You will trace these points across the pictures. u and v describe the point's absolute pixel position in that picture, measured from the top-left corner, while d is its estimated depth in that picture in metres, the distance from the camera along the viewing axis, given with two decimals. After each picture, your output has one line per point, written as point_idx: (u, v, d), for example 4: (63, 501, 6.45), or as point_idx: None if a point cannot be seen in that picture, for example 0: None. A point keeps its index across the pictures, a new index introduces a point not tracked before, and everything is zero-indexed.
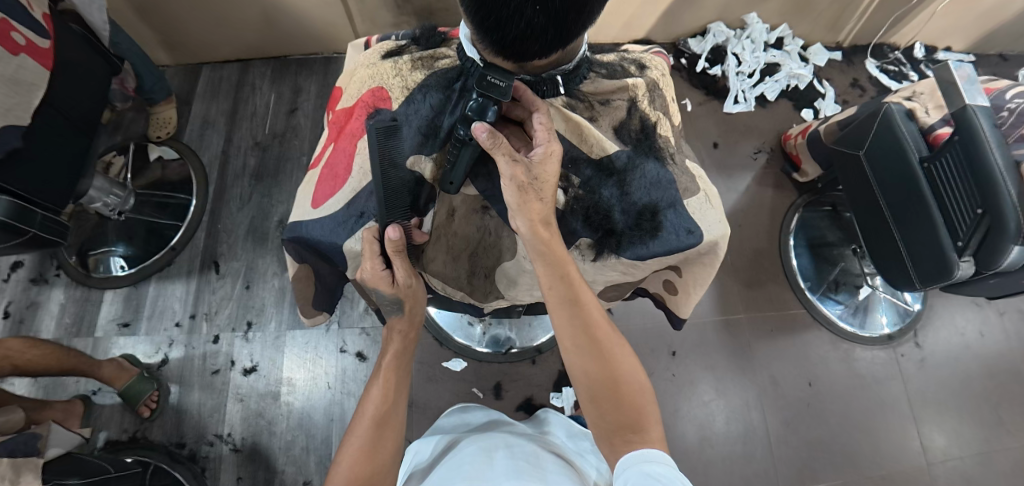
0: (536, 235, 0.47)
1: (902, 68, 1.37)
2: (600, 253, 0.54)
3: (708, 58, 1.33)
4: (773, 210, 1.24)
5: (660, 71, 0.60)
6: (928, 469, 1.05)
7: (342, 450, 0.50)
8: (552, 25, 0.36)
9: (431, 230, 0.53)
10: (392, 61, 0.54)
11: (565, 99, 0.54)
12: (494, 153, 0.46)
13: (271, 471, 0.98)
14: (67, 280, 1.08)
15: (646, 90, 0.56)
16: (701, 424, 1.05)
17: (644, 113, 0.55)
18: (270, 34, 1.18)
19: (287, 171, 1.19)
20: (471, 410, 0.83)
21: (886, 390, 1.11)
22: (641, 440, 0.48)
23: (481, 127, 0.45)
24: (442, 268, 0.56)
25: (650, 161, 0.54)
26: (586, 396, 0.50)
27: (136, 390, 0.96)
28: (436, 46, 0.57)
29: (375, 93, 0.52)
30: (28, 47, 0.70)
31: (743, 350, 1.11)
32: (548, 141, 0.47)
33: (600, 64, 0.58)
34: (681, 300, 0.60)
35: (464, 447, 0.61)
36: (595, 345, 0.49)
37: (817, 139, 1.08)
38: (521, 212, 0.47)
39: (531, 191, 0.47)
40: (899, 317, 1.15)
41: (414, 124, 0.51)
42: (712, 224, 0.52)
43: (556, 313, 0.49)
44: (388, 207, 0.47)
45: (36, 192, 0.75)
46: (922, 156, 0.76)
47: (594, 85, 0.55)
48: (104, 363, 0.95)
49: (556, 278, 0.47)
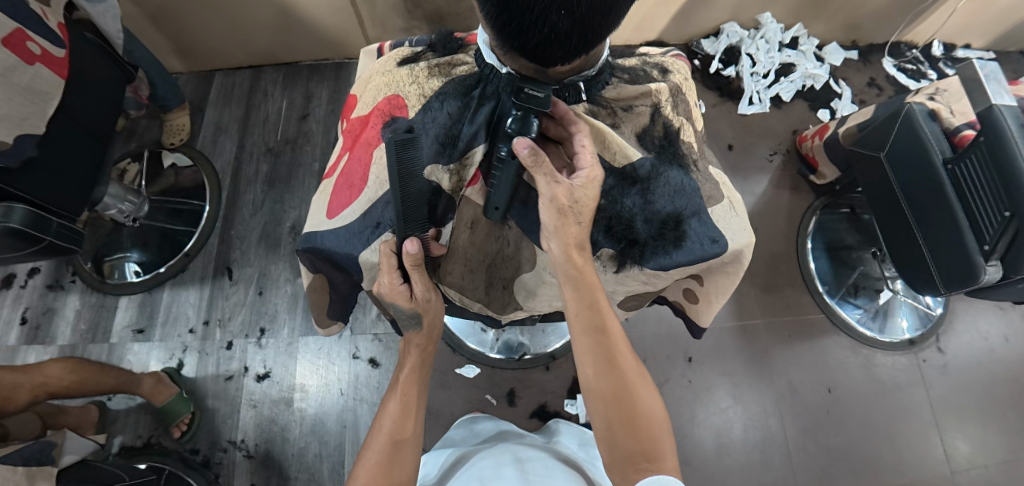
0: (570, 258, 0.48)
1: (920, 66, 1.35)
2: (622, 263, 0.53)
3: (722, 59, 1.32)
4: (789, 212, 1.22)
5: (683, 75, 0.58)
6: (951, 477, 1.02)
7: (359, 465, 0.50)
8: (577, 29, 0.35)
9: (448, 242, 0.53)
10: (408, 68, 0.53)
11: (587, 106, 0.53)
12: (535, 171, 0.45)
13: (284, 477, 0.98)
14: (82, 287, 1.09)
15: (670, 94, 0.55)
16: (718, 431, 1.03)
17: (667, 118, 0.54)
18: (282, 40, 1.18)
19: (299, 177, 1.19)
20: (479, 421, 0.82)
21: (908, 396, 1.08)
22: (656, 469, 0.45)
23: (523, 143, 0.43)
24: (459, 279, 0.56)
25: (674, 169, 0.53)
26: (601, 423, 0.49)
27: (172, 409, 0.96)
28: (453, 52, 0.56)
29: (391, 101, 0.52)
30: (43, 56, 0.70)
31: (760, 355, 1.09)
32: (592, 165, 0.48)
33: (623, 69, 0.57)
34: (702, 309, 0.59)
35: (474, 462, 0.60)
36: (618, 372, 0.49)
37: (835, 141, 1.06)
38: (557, 236, 0.48)
39: (571, 214, 0.47)
40: (920, 322, 1.12)
41: (431, 132, 0.50)
42: (736, 232, 0.51)
43: (580, 338, 0.49)
44: (407, 219, 0.45)
45: (50, 199, 0.75)
46: (946, 156, 0.74)
47: (616, 91, 0.54)
48: (143, 377, 0.95)
49: (585, 304, 0.48)
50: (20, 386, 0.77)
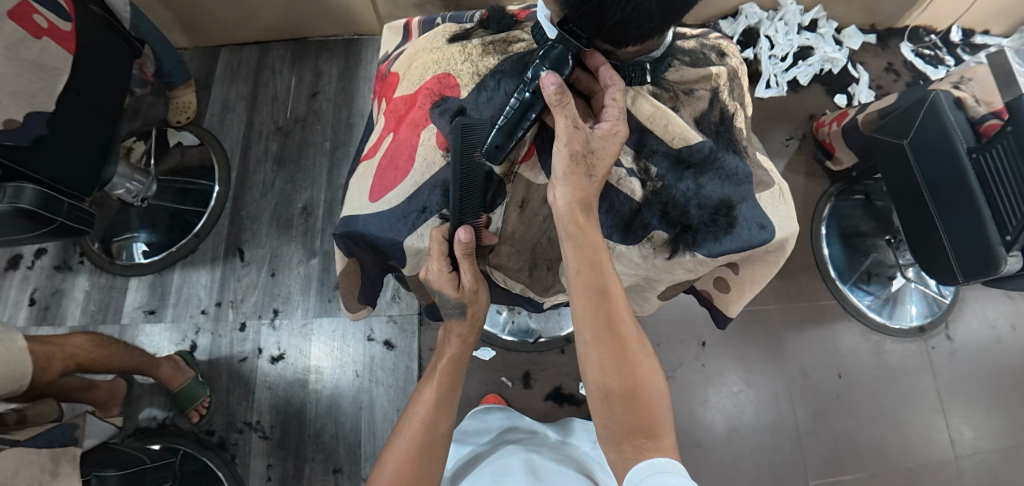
0: (574, 215, 0.45)
1: (938, 52, 1.32)
2: (675, 250, 0.51)
3: (740, 40, 1.29)
4: (805, 198, 1.21)
5: (738, 59, 0.57)
6: (954, 463, 1.04)
7: (388, 450, 0.50)
8: (659, 10, 0.35)
9: (498, 231, 0.52)
10: (460, 45, 0.51)
11: (651, 87, 0.51)
12: (556, 112, 0.43)
13: (300, 459, 0.98)
14: (90, 267, 1.07)
15: (728, 79, 0.54)
16: (729, 415, 1.05)
17: (724, 103, 0.53)
18: (290, 15, 1.14)
19: (311, 156, 1.17)
20: (492, 412, 0.82)
21: (916, 382, 1.09)
22: (653, 448, 0.45)
23: (551, 79, 0.42)
24: (506, 261, 0.55)
25: (730, 154, 0.51)
26: (597, 394, 0.47)
27: (190, 394, 0.96)
28: (508, 29, 0.54)
29: (441, 80, 0.50)
30: (51, 30, 0.68)
31: (775, 341, 1.10)
32: (616, 119, 0.46)
33: (682, 51, 0.54)
34: (733, 297, 0.59)
35: (490, 462, 0.60)
36: (617, 339, 0.46)
37: (855, 128, 1.05)
38: (565, 183, 0.45)
39: (583, 164, 0.45)
40: (929, 309, 1.13)
41: (485, 114, 0.48)
42: (784, 220, 0.50)
43: (579, 300, 0.46)
44: (462, 206, 0.45)
45: (63, 180, 0.74)
46: (969, 147, 0.74)
47: (679, 74, 0.52)
48: (161, 362, 0.94)
49: (586, 264, 0.46)
50: (53, 357, 0.74)
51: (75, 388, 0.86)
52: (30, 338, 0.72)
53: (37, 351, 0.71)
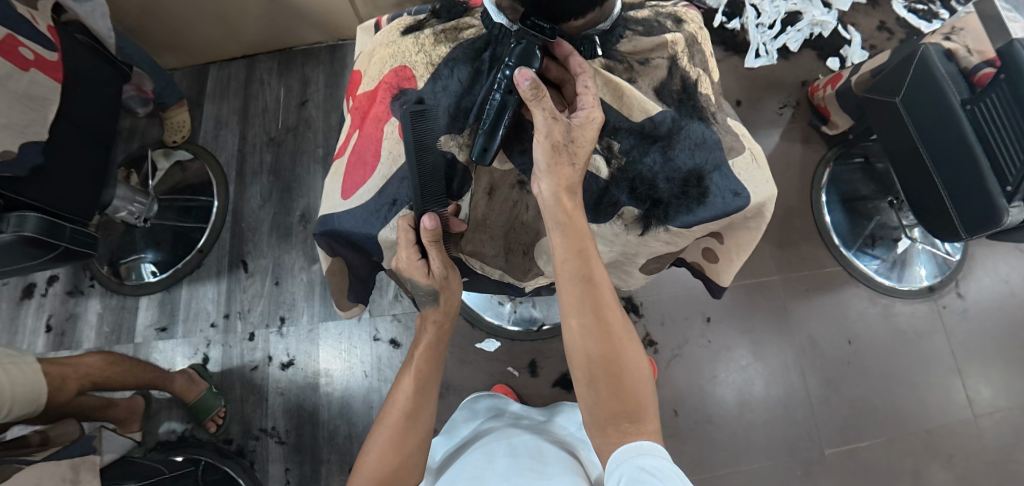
0: (560, 203, 0.45)
1: (932, 6, 1.28)
2: (647, 225, 0.51)
3: (725, 12, 1.27)
4: (803, 166, 1.19)
5: (697, 24, 0.56)
6: (974, 421, 1.03)
7: (372, 439, 0.52)
8: None
9: (468, 217, 0.52)
10: (413, 36, 0.52)
11: (603, 60, 0.52)
12: (532, 106, 0.44)
13: (316, 461, 1.00)
14: (102, 290, 1.10)
15: (686, 45, 0.53)
16: (739, 388, 1.04)
17: (685, 70, 0.53)
18: (272, 26, 1.15)
19: (305, 164, 1.18)
20: (481, 401, 0.78)
21: (930, 344, 1.08)
22: (637, 431, 0.46)
23: (525, 75, 0.43)
24: (488, 249, 0.56)
25: (695, 122, 0.51)
26: (583, 379, 0.47)
27: (206, 405, 0.99)
28: (459, 16, 0.54)
29: (398, 73, 0.50)
30: (38, 61, 0.70)
31: (780, 312, 1.09)
32: (592, 107, 0.46)
33: (635, 21, 0.54)
34: (721, 266, 0.58)
35: (473, 450, 0.60)
36: (604, 326, 0.46)
37: (848, 90, 1.03)
38: (549, 176, 0.45)
39: (564, 153, 0.45)
40: (938, 269, 1.11)
41: (444, 104, 0.50)
42: (759, 185, 0.50)
43: (566, 288, 0.46)
44: (424, 195, 0.46)
45: (63, 206, 0.76)
46: (963, 98, 0.72)
47: (632, 44, 0.53)
48: (176, 376, 0.97)
49: (573, 251, 0.46)
50: (68, 377, 0.77)
51: (95, 406, 0.89)
52: (45, 360, 0.75)
53: (51, 372, 0.74)
